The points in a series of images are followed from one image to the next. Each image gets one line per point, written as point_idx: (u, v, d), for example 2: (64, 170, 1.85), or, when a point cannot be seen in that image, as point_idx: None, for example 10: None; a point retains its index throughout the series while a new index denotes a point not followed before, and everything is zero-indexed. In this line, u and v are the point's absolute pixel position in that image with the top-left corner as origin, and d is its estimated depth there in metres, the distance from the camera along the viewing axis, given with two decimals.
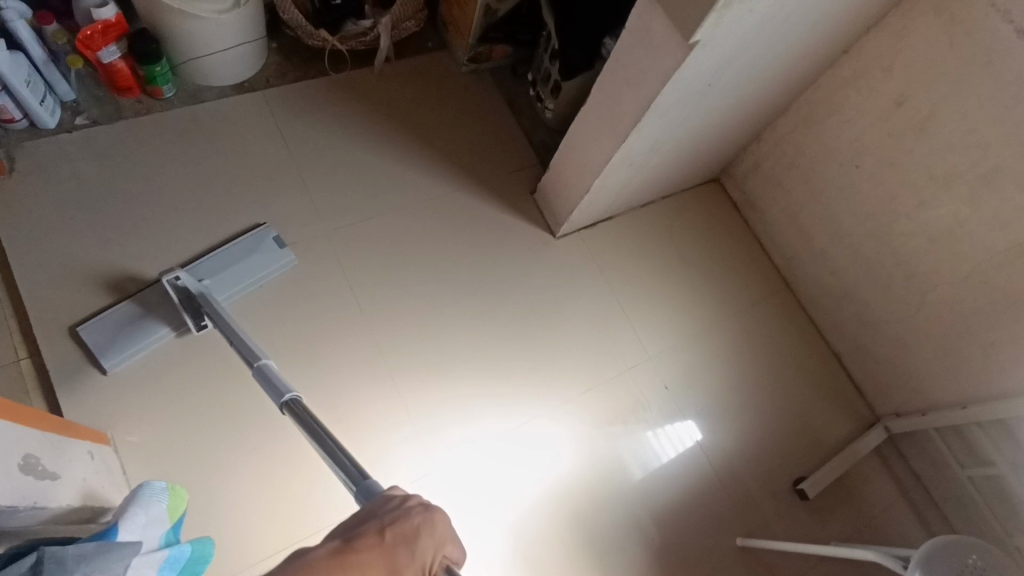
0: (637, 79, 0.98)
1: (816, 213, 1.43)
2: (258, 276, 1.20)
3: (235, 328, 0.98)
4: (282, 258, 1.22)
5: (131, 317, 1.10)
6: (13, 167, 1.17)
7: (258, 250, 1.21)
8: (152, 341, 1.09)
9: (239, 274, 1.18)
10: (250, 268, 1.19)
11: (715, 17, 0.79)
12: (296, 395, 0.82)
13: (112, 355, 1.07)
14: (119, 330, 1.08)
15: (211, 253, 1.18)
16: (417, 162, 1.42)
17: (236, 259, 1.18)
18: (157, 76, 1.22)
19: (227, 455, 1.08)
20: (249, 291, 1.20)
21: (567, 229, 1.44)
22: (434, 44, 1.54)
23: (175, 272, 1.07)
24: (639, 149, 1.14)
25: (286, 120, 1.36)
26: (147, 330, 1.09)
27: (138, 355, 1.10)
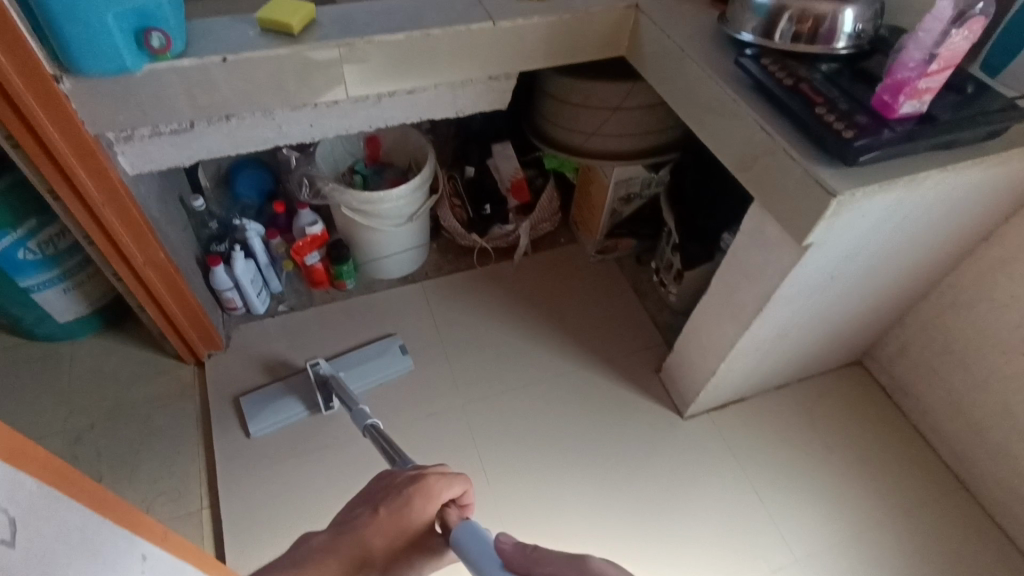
0: (756, 273, 1.03)
1: (983, 402, 1.29)
2: (381, 373, 1.42)
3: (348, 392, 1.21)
4: (402, 363, 1.44)
5: (279, 394, 1.36)
6: (228, 344, 1.44)
7: (382, 355, 1.45)
8: (272, 392, 1.36)
9: (370, 371, 1.42)
10: (374, 367, 1.42)
11: (827, 222, 0.84)
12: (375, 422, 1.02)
13: (258, 424, 1.31)
14: (266, 412, 1.33)
15: (354, 351, 1.45)
16: (548, 341, 1.54)
17: (367, 360, 1.43)
18: (343, 273, 1.51)
19: None
20: (373, 386, 1.42)
21: (695, 410, 1.42)
22: (566, 238, 1.75)
23: (316, 360, 1.34)
24: (764, 335, 1.15)
25: (437, 305, 1.57)
26: (289, 406, 1.33)
27: (281, 425, 1.33)
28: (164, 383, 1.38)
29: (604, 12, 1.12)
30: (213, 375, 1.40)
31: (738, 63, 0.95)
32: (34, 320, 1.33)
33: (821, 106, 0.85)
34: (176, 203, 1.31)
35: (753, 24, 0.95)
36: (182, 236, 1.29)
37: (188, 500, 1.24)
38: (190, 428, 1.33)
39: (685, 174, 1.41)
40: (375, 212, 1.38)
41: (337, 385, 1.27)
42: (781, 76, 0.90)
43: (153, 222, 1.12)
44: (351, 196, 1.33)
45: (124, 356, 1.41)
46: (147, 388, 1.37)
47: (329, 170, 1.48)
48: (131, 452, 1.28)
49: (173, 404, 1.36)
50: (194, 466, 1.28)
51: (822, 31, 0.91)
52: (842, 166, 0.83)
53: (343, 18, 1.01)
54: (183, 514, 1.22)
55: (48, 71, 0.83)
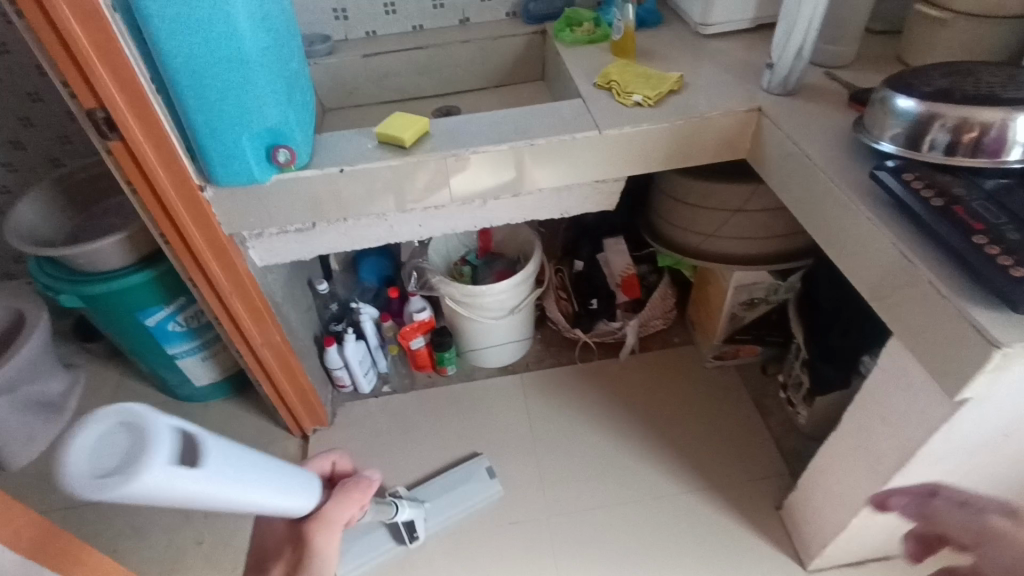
0: (897, 420, 0.85)
1: None
2: (468, 502, 1.33)
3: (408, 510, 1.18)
4: (490, 488, 1.35)
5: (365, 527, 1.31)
6: (333, 420, 1.51)
7: (470, 480, 1.36)
8: None
9: (455, 500, 1.33)
10: (461, 495, 1.34)
11: (988, 378, 0.67)
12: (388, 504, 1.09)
13: (347, 563, 1.26)
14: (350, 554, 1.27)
15: (438, 477, 1.38)
16: (649, 453, 1.40)
17: (454, 486, 1.35)
18: (445, 359, 1.53)
19: None
20: (458, 518, 1.32)
21: (823, 563, 1.19)
22: (680, 339, 1.63)
23: (393, 489, 1.31)
24: (911, 493, 0.94)
25: (534, 400, 1.52)
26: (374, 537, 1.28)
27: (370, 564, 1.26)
28: (273, 452, 1.47)
29: (721, 118, 1.05)
30: (315, 450, 1.46)
31: (874, 177, 0.82)
32: (177, 382, 1.50)
33: (981, 235, 0.69)
34: (302, 286, 1.43)
35: (894, 133, 0.83)
36: (302, 317, 1.40)
37: None
38: None
39: (821, 282, 1.22)
40: (478, 304, 1.39)
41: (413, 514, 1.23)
42: (927, 195, 0.75)
43: (273, 308, 1.21)
44: (458, 288, 1.35)
45: (244, 421, 1.53)
46: (258, 455, 1.47)
47: (442, 262, 1.51)
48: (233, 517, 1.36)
49: None
50: None
51: (986, 144, 0.77)
52: (1008, 312, 0.66)
53: (454, 129, 1.05)
54: None
55: (194, 182, 0.95)
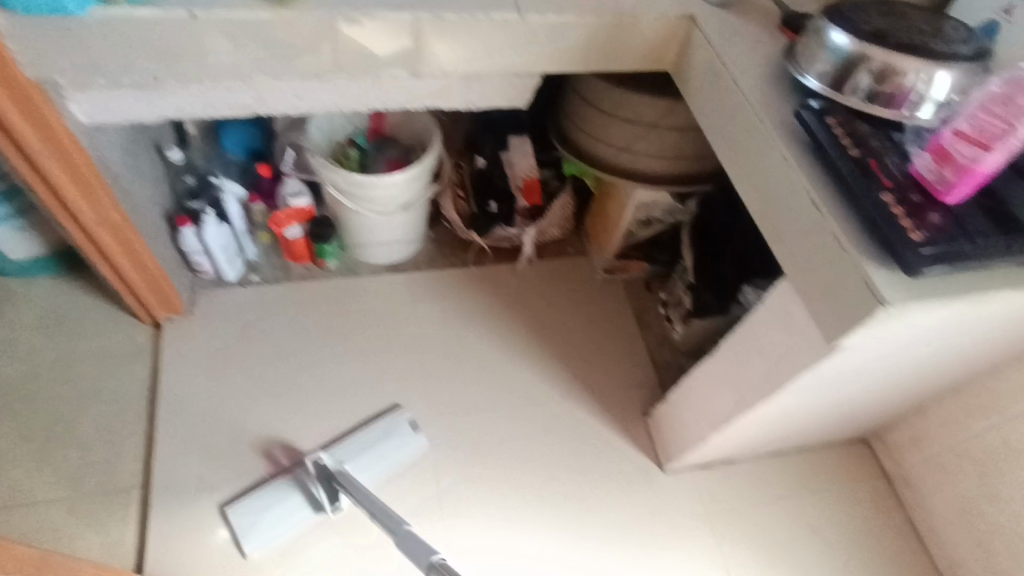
0: (773, 360, 0.91)
1: (992, 518, 1.17)
2: (395, 457, 1.25)
3: (373, 497, 1.07)
4: (414, 444, 1.27)
5: (288, 488, 1.17)
6: (192, 311, 1.37)
7: (392, 436, 1.26)
8: (280, 487, 1.17)
9: (374, 458, 1.24)
10: (386, 451, 1.24)
11: (883, 319, 0.69)
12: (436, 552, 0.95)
13: (255, 540, 1.13)
14: (263, 494, 1.16)
15: (350, 437, 1.25)
16: (531, 361, 1.43)
17: (373, 443, 1.24)
18: (324, 252, 1.41)
19: (277, 537, 1.14)
20: (385, 475, 1.24)
21: (677, 466, 1.32)
22: (574, 249, 1.60)
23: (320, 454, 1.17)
24: (766, 416, 1.05)
25: (423, 302, 1.47)
26: (283, 497, 1.16)
27: (279, 536, 1.14)
28: (120, 341, 1.33)
29: (655, 22, 0.96)
30: (174, 341, 1.33)
31: (797, 117, 0.80)
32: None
33: (890, 194, 0.70)
34: (148, 151, 1.20)
35: (822, 69, 0.80)
36: (150, 191, 1.19)
37: (123, 474, 1.19)
38: (138, 396, 1.27)
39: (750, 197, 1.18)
40: (366, 197, 1.26)
41: (345, 485, 1.12)
42: (845, 143, 0.75)
43: (109, 182, 1.01)
44: (342, 175, 1.22)
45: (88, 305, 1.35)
46: (106, 345, 1.32)
47: (325, 141, 1.33)
48: (71, 415, 1.24)
49: (126, 366, 1.30)
50: (133, 440, 1.23)
51: (928, 100, 0.76)
52: (899, 271, 0.69)
53: None
54: (114, 489, 1.17)
55: None
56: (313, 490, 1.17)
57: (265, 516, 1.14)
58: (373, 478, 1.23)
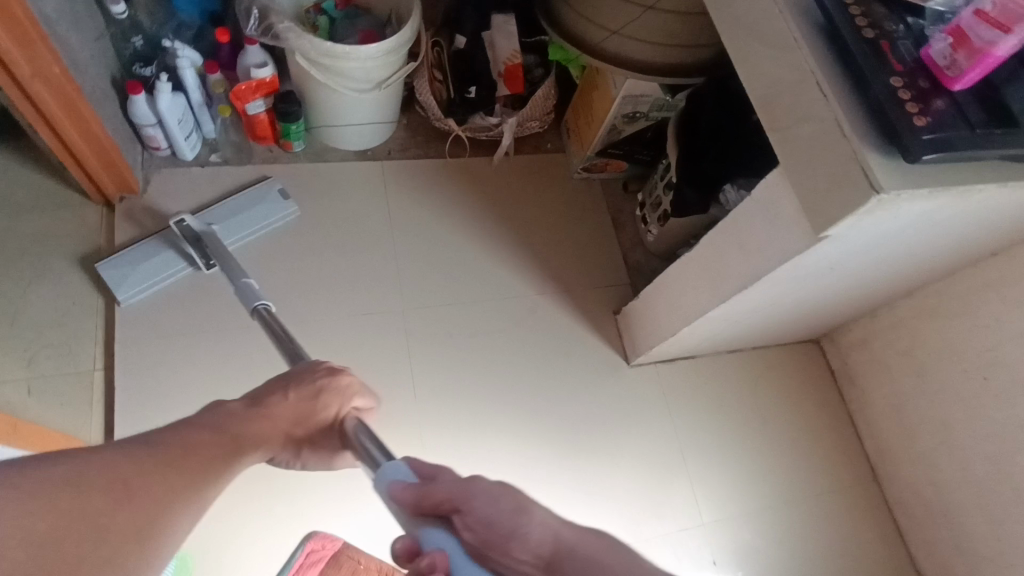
0: (754, 254, 0.92)
1: (923, 409, 1.28)
2: (262, 223, 1.29)
3: (232, 258, 1.11)
4: (285, 209, 1.31)
5: (155, 247, 1.21)
6: (146, 190, 1.28)
7: (262, 202, 1.30)
8: (148, 245, 1.21)
9: (247, 224, 1.28)
10: (257, 218, 1.29)
11: (876, 206, 0.70)
12: (262, 306, 0.96)
13: (127, 289, 1.17)
14: (136, 250, 1.20)
15: (223, 202, 1.29)
16: (505, 257, 1.42)
17: (241, 209, 1.29)
18: (291, 132, 1.32)
19: (151, 287, 1.19)
20: (254, 239, 1.30)
21: (643, 360, 1.37)
22: (553, 146, 1.56)
23: (183, 216, 1.20)
24: (736, 311, 1.09)
25: (395, 192, 1.41)
26: (154, 252, 1.20)
27: (153, 289, 1.20)
28: (66, 219, 1.24)
29: None
30: (127, 221, 1.25)
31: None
32: None
33: (900, 78, 0.71)
34: (88, 4, 1.10)
35: None
36: (92, 49, 1.10)
37: (81, 357, 1.14)
38: (90, 277, 1.20)
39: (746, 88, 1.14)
40: (338, 69, 1.17)
41: (211, 243, 1.15)
42: (861, 24, 0.74)
43: (48, 34, 0.94)
44: (312, 43, 1.12)
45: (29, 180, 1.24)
46: (52, 223, 1.22)
47: (292, 4, 1.21)
48: (17, 295, 1.16)
49: (75, 246, 1.22)
50: (90, 323, 1.17)
51: None
52: (897, 159, 0.70)
53: None
54: (72, 371, 1.13)
55: None
56: (188, 249, 1.21)
57: (134, 271, 1.19)
58: (246, 243, 1.29)
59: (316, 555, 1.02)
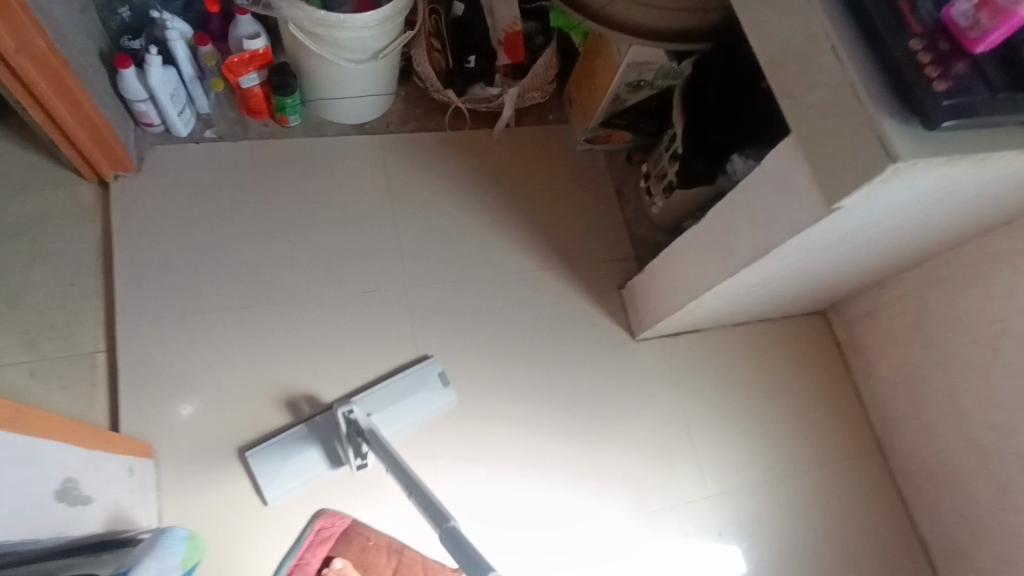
0: (764, 226, 0.90)
1: (930, 381, 1.28)
2: (411, 411, 1.20)
3: (414, 476, 0.89)
4: (444, 398, 1.22)
5: (301, 436, 1.11)
6: (141, 167, 1.25)
7: (422, 387, 1.21)
8: (298, 435, 1.11)
9: (401, 411, 1.19)
10: (416, 403, 1.20)
11: (892, 176, 0.68)
12: (454, 523, 0.80)
13: (275, 488, 1.08)
14: (284, 445, 1.10)
15: (372, 389, 1.19)
16: (507, 232, 1.39)
17: (392, 391, 1.20)
18: (286, 107, 1.28)
19: (296, 486, 1.09)
20: (411, 428, 1.21)
21: (648, 334, 1.36)
22: (555, 116, 1.52)
23: (350, 406, 1.04)
24: (743, 284, 1.07)
25: (394, 167, 1.38)
26: (301, 452, 1.10)
27: (299, 488, 1.10)
28: (60, 198, 1.22)
29: None
30: (123, 200, 1.23)
31: None
32: None
33: (919, 41, 0.68)
34: None
35: None
36: (77, 21, 1.06)
37: (83, 338, 1.13)
38: (88, 258, 1.19)
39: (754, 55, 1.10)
40: (333, 39, 1.13)
41: (375, 444, 0.98)
42: None
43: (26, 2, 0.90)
44: (305, 12, 1.09)
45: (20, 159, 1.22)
46: (47, 203, 1.20)
47: None
48: (15, 276, 1.15)
49: (72, 226, 1.20)
50: (91, 304, 1.16)
51: None
52: (915, 125, 0.67)
53: None
54: (74, 352, 1.12)
55: None
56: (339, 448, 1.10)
57: (287, 468, 1.09)
58: (402, 426, 1.19)
59: (325, 532, 1.07)
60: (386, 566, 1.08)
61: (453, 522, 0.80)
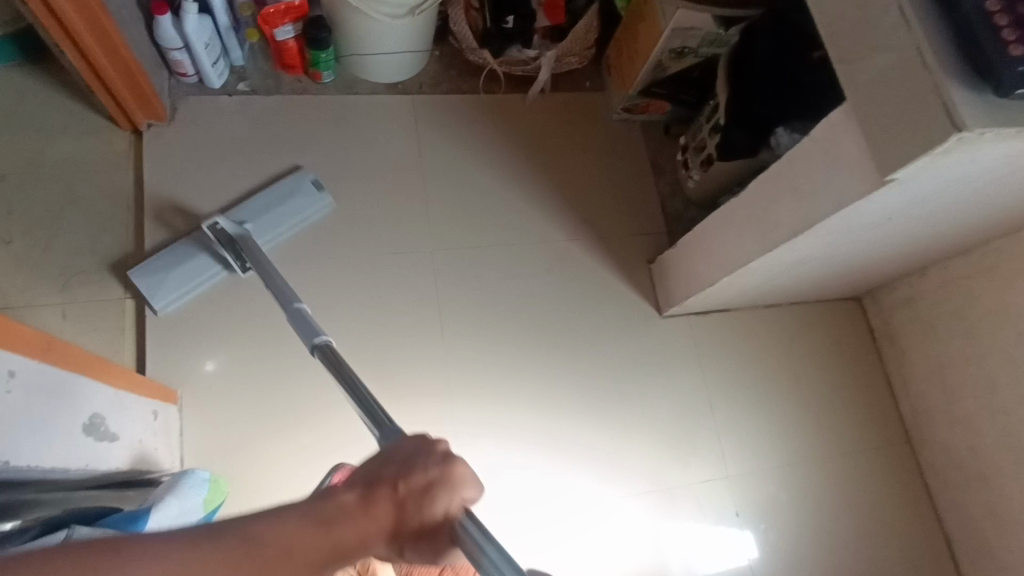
0: (808, 199, 0.87)
1: (967, 372, 1.23)
2: (300, 216, 1.23)
3: (274, 269, 0.98)
4: (320, 201, 1.24)
5: (192, 249, 1.15)
6: (174, 118, 1.25)
7: (294, 195, 1.23)
8: (184, 247, 1.15)
9: (279, 219, 1.21)
10: (292, 211, 1.22)
11: (956, 146, 0.64)
12: (327, 341, 0.81)
13: (163, 297, 1.12)
14: (171, 254, 1.14)
15: (251, 198, 1.22)
16: (536, 200, 1.37)
17: (272, 202, 1.22)
18: (319, 61, 1.27)
19: (187, 292, 1.14)
20: (377, 310, 1.23)
21: (675, 311, 1.33)
22: (592, 84, 1.48)
23: (216, 218, 1.10)
24: (781, 262, 1.04)
25: (425, 128, 1.36)
26: (183, 254, 1.15)
27: (191, 293, 1.15)
28: (95, 145, 1.22)
29: None
30: (156, 149, 1.23)
31: None
32: None
33: (997, 3, 0.64)
34: None
35: None
36: None
37: (114, 284, 1.15)
38: (121, 205, 1.20)
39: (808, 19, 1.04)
40: None
41: (248, 249, 1.04)
42: None
43: None
44: None
45: (58, 103, 1.23)
46: (82, 149, 1.21)
47: None
48: (50, 220, 1.17)
49: (105, 173, 1.21)
50: (122, 251, 1.17)
51: None
52: (986, 94, 0.63)
53: None
54: (105, 298, 1.14)
55: None
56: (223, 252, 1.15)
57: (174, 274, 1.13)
58: (280, 239, 1.22)
59: None
60: None
61: (300, 304, 0.89)
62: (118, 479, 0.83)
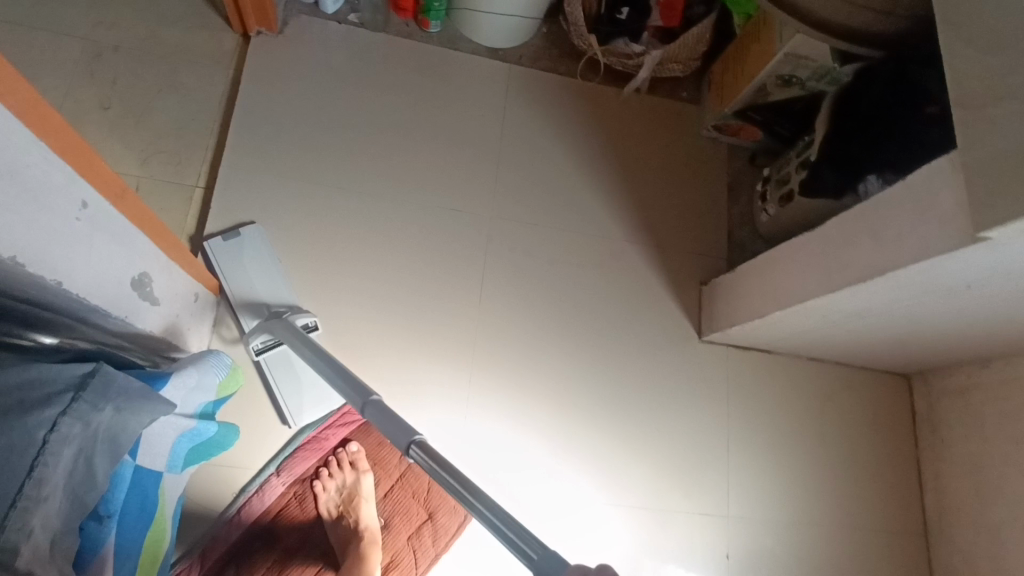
0: (887, 246, 0.83)
1: (1007, 478, 1.15)
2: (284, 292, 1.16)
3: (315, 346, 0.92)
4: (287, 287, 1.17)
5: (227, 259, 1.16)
6: (282, 31, 1.30)
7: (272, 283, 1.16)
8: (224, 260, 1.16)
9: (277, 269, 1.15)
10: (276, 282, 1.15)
11: None
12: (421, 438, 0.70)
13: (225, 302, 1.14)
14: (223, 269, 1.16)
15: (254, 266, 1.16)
16: (604, 194, 1.36)
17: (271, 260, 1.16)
18: (431, 9, 1.31)
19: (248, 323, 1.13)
20: (425, 260, 1.24)
21: (715, 338, 1.30)
22: (688, 95, 1.46)
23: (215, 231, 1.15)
24: (839, 308, 1.00)
25: (514, 98, 1.37)
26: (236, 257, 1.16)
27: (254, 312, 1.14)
28: (205, 39, 1.28)
29: None
30: (259, 56, 1.27)
31: None
32: None
33: None
34: None
35: None
36: None
37: (189, 170, 1.20)
38: (213, 100, 1.25)
39: (931, 72, 0.99)
40: None
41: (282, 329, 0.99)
42: None
43: None
44: None
45: None
46: (193, 40, 1.27)
47: None
48: (148, 97, 1.22)
49: (208, 67, 1.26)
50: (204, 142, 1.22)
51: None
52: None
53: None
54: (178, 181, 1.19)
55: None
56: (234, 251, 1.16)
57: (247, 261, 1.15)
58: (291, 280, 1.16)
59: (350, 417, 1.12)
60: (395, 467, 1.13)
61: (379, 396, 0.79)
62: (148, 342, 0.86)
